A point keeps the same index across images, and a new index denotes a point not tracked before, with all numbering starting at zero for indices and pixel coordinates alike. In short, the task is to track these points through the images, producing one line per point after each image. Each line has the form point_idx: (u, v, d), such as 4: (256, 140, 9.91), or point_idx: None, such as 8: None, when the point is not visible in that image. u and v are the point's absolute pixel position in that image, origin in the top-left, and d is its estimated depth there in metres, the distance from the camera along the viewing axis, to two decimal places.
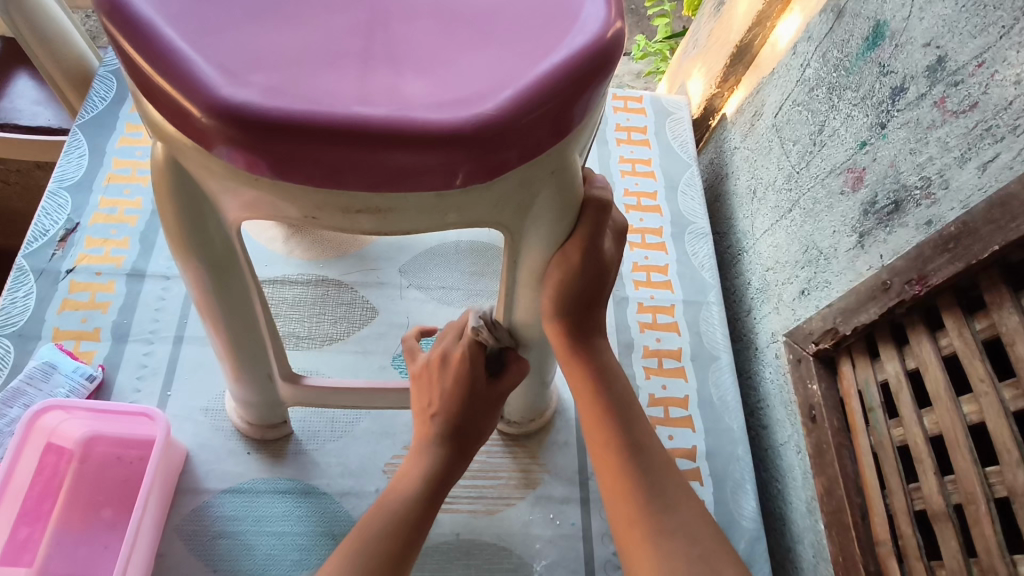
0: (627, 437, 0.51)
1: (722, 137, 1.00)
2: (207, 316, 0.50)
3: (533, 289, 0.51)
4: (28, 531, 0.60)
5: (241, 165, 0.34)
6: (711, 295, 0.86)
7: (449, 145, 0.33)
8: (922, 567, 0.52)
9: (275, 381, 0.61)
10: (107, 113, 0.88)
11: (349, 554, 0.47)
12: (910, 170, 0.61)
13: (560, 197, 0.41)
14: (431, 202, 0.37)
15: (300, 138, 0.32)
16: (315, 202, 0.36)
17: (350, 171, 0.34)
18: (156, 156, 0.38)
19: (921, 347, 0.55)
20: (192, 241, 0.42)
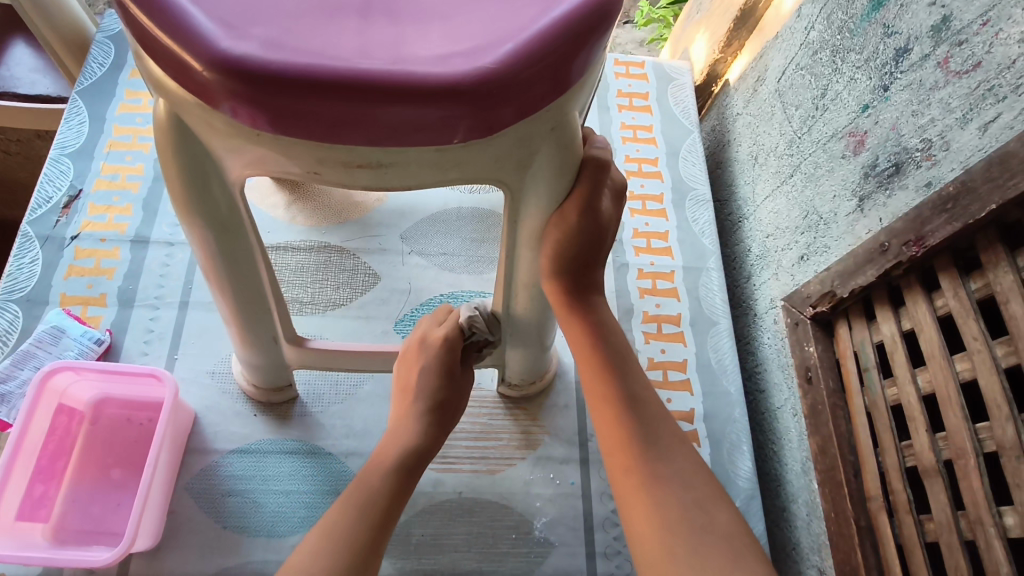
0: (624, 391, 0.53)
1: (724, 103, 0.99)
2: (211, 279, 0.51)
3: (533, 250, 0.51)
4: (43, 488, 0.62)
5: (244, 121, 0.34)
6: (711, 262, 0.86)
7: (448, 99, 0.33)
8: (911, 520, 0.54)
9: (281, 344, 0.62)
10: (105, 79, 0.87)
11: (347, 514, 0.49)
12: (911, 132, 0.61)
13: (560, 156, 0.42)
14: (432, 157, 0.37)
15: (300, 92, 0.32)
16: (317, 156, 0.37)
17: (350, 126, 0.34)
18: (159, 114, 0.38)
19: (917, 307, 0.55)
20: (195, 201, 0.42)
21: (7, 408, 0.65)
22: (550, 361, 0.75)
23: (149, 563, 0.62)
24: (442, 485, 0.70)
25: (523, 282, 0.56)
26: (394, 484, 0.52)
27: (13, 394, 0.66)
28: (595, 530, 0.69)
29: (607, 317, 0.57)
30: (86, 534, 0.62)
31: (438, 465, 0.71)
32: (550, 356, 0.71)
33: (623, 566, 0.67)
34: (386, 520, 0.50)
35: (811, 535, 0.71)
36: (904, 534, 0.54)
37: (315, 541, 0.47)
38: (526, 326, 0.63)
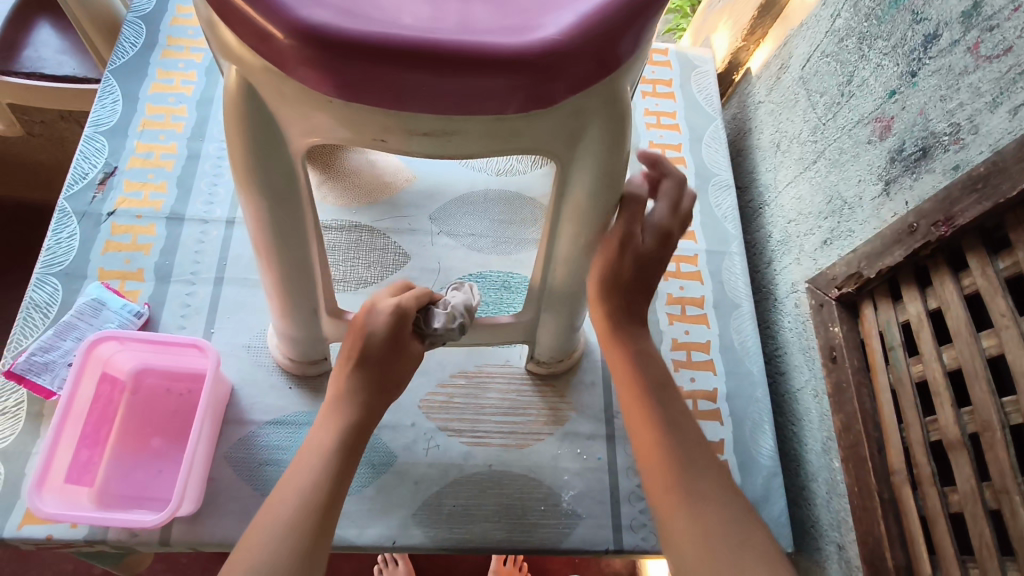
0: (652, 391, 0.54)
1: (746, 91, 1.01)
2: (262, 250, 0.52)
3: (576, 225, 0.52)
4: (88, 454, 0.64)
5: (317, 88, 0.36)
6: (734, 246, 0.88)
7: (510, 69, 0.35)
8: (934, 492, 0.56)
9: (320, 316, 0.63)
10: (138, 58, 0.89)
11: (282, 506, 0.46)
12: (939, 117, 0.62)
13: (613, 132, 0.42)
14: (494, 125, 0.39)
15: (373, 60, 0.34)
16: (383, 125, 0.38)
17: (419, 95, 0.35)
18: (229, 82, 0.39)
19: (944, 287, 0.57)
20: (257, 170, 0.44)
21: (51, 377, 0.66)
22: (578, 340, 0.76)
23: (191, 528, 0.64)
24: (473, 459, 0.71)
25: (563, 258, 0.56)
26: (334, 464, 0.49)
27: (56, 363, 0.67)
28: (621, 503, 0.71)
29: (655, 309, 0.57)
30: (130, 499, 0.64)
31: (469, 439, 0.72)
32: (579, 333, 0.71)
33: (649, 539, 0.70)
34: (330, 501, 0.47)
35: (831, 512, 0.73)
36: (927, 505, 0.56)
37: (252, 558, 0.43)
38: (560, 303, 0.63)
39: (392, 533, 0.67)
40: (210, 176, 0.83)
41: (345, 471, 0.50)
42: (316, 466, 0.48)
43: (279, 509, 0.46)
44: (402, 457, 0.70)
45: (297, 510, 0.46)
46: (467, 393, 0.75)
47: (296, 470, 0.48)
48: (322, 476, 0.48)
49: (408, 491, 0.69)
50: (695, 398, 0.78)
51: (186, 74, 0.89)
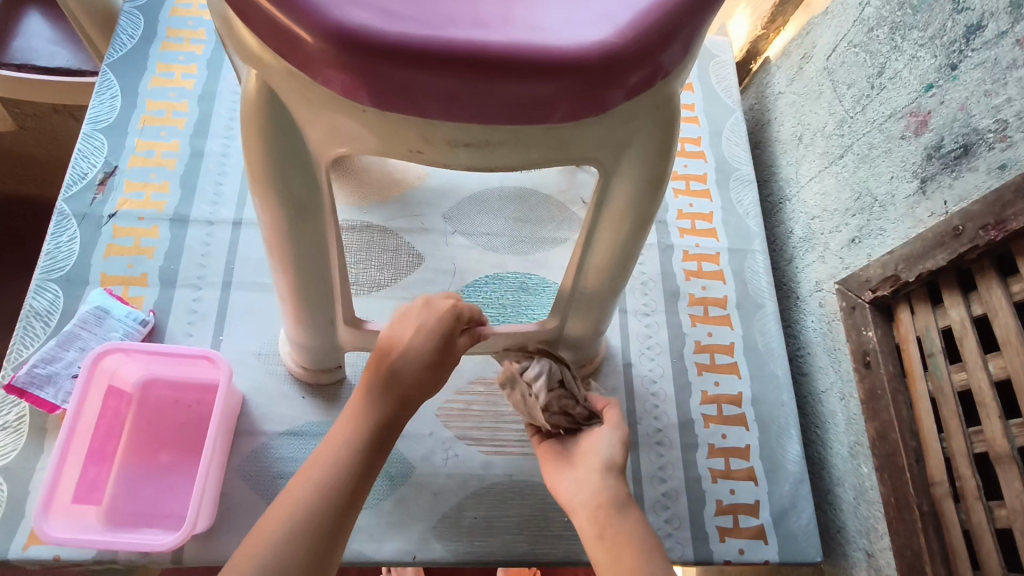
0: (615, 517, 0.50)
1: (764, 81, 0.97)
2: (280, 261, 0.50)
3: (617, 230, 0.48)
4: (95, 471, 0.61)
5: (353, 97, 0.33)
6: (756, 244, 0.85)
7: (562, 76, 0.32)
8: (980, 507, 0.54)
9: (337, 326, 0.60)
10: (136, 51, 0.85)
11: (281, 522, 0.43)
12: (983, 113, 0.59)
13: (662, 136, 0.40)
14: (541, 134, 0.36)
15: (417, 67, 0.31)
16: (423, 134, 0.36)
17: (466, 104, 0.33)
18: (248, 87, 0.36)
19: (991, 292, 0.54)
20: (279, 180, 0.41)
21: (55, 390, 0.64)
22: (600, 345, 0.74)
23: (203, 546, 0.62)
24: (493, 468, 0.69)
25: (598, 264, 0.53)
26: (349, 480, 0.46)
27: (60, 376, 0.64)
28: (646, 512, 0.70)
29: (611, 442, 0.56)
30: (139, 517, 0.61)
31: (488, 449, 0.70)
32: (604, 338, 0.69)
33: (676, 549, 0.68)
34: (336, 524, 0.45)
35: (858, 518, 0.70)
36: (972, 520, 0.54)
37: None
38: (584, 306, 0.60)
39: (412, 548, 0.65)
40: (214, 175, 0.79)
41: (350, 505, 0.46)
42: (323, 485, 0.45)
43: (269, 541, 0.43)
44: (420, 468, 0.68)
45: (286, 545, 0.43)
46: (487, 401, 0.72)
47: (292, 496, 0.45)
48: (325, 509, 0.45)
49: (427, 503, 0.67)
50: (719, 402, 0.76)
51: (187, 67, 0.85)
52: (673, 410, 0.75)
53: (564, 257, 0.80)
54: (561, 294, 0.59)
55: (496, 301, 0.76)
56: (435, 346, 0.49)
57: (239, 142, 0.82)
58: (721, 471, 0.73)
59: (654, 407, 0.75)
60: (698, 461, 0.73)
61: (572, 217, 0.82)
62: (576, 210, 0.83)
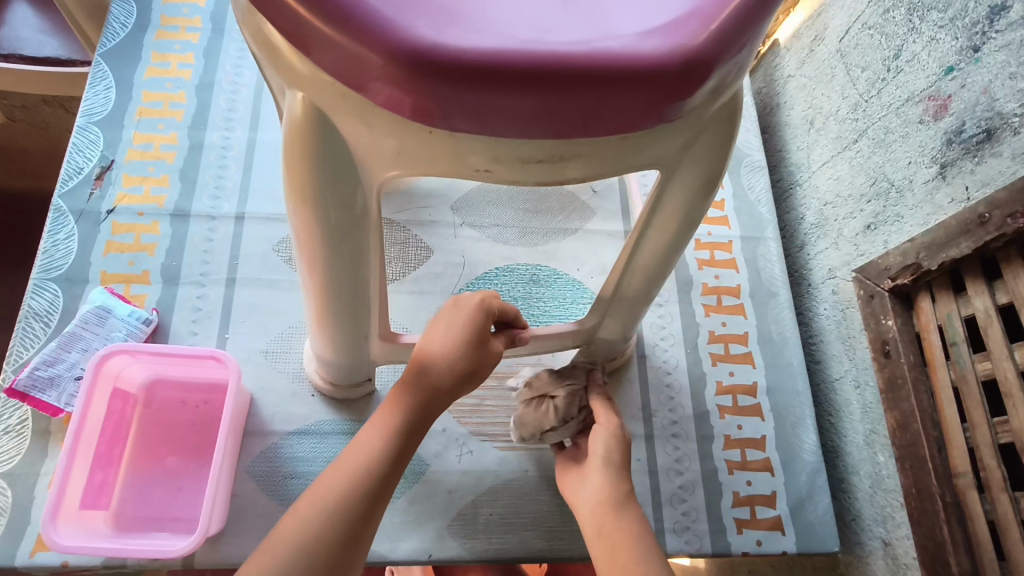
0: (616, 513, 0.53)
1: (773, 64, 0.95)
2: (317, 281, 0.48)
3: (667, 230, 0.46)
4: (103, 475, 0.60)
5: (418, 118, 0.31)
6: (768, 231, 0.84)
7: (640, 85, 0.30)
8: (1006, 498, 0.53)
9: (370, 341, 0.58)
10: (130, 40, 0.82)
11: (315, 511, 0.44)
12: (1008, 96, 0.58)
13: (724, 136, 0.38)
14: (616, 145, 0.34)
15: (489, 84, 0.29)
16: (491, 153, 0.34)
17: (528, 116, 0.31)
18: (294, 112, 0.34)
19: (1018, 281, 0.53)
20: (323, 201, 0.39)
21: (58, 393, 0.62)
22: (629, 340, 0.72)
23: (215, 549, 0.60)
24: (508, 464, 0.68)
25: (643, 266, 0.51)
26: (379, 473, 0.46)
27: (62, 378, 0.63)
28: (663, 506, 0.69)
29: (606, 443, 0.58)
30: (149, 521, 0.60)
31: (503, 444, 0.69)
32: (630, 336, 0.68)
33: (693, 542, 0.68)
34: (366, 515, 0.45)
35: (874, 506, 0.69)
36: (997, 511, 0.54)
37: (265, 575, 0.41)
38: (620, 308, 0.59)
39: (428, 546, 0.64)
40: (215, 168, 0.77)
41: (384, 491, 0.47)
42: (354, 479, 0.46)
43: (303, 521, 0.43)
44: (434, 465, 0.67)
45: (320, 525, 0.43)
46: (499, 395, 0.71)
47: (328, 480, 0.46)
48: (358, 492, 0.45)
49: (442, 501, 0.66)
50: (734, 393, 0.75)
51: (183, 56, 0.83)
52: (689, 402, 0.74)
53: (575, 248, 0.78)
54: (600, 298, 0.57)
55: (507, 294, 0.75)
56: (468, 341, 0.51)
57: (238, 134, 0.79)
58: (737, 463, 0.72)
59: (669, 399, 0.74)
60: (715, 453, 0.72)
61: (582, 207, 0.81)
62: (586, 199, 0.81)
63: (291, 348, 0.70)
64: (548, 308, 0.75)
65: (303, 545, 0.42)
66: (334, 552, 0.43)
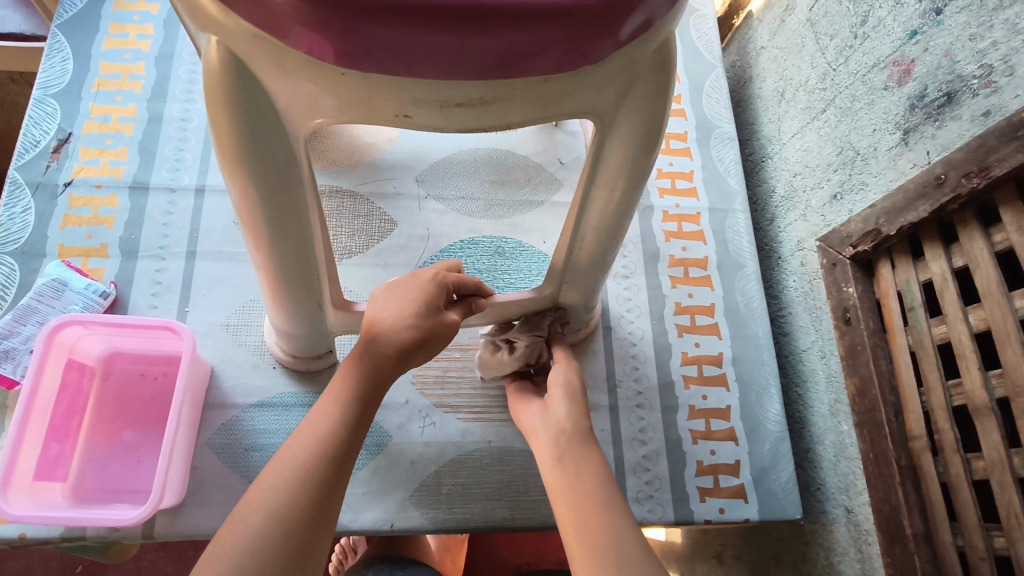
0: (576, 444, 0.52)
1: (747, 36, 0.94)
2: (259, 247, 0.47)
3: (611, 184, 0.46)
4: (59, 447, 0.59)
5: (343, 63, 0.31)
6: (737, 203, 0.84)
7: (555, 20, 0.30)
8: (958, 459, 0.53)
9: (325, 310, 0.58)
10: (88, 11, 0.81)
11: (279, 479, 0.42)
12: (968, 58, 0.56)
13: (662, 81, 0.37)
14: (540, 88, 0.34)
15: (402, 22, 0.29)
16: (412, 97, 0.33)
17: (445, 57, 0.31)
18: (210, 57, 0.33)
19: (972, 243, 0.53)
20: (251, 155, 0.38)
21: (13, 366, 0.61)
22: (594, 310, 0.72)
23: (173, 521, 0.60)
24: (471, 435, 0.68)
25: (594, 228, 0.51)
26: (342, 438, 0.45)
27: (18, 351, 0.62)
28: (627, 475, 0.69)
29: (567, 377, 0.58)
30: (107, 492, 0.60)
31: (466, 415, 0.69)
32: (594, 305, 0.67)
33: (655, 510, 0.68)
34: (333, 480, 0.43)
35: (838, 474, 0.69)
36: (950, 473, 0.54)
37: (237, 545, 0.39)
38: (576, 275, 0.59)
39: (390, 516, 0.64)
40: (174, 140, 0.76)
41: (348, 457, 0.45)
42: (319, 446, 0.44)
43: (271, 488, 0.41)
44: (396, 437, 0.67)
45: (290, 491, 0.41)
46: (463, 367, 0.71)
47: (290, 450, 0.44)
48: (323, 457, 0.44)
49: (404, 472, 0.66)
50: (699, 363, 0.75)
51: (142, 27, 0.81)
52: (653, 372, 0.74)
53: (541, 219, 0.78)
54: (554, 266, 0.57)
55: (472, 266, 0.74)
56: (418, 308, 0.50)
57: (199, 106, 0.78)
58: (701, 432, 0.72)
59: (634, 370, 0.74)
60: (679, 424, 0.72)
61: (548, 179, 0.80)
62: (553, 171, 0.80)
63: (252, 321, 0.69)
64: (513, 279, 0.74)
65: (275, 513, 0.40)
66: (308, 517, 0.41)
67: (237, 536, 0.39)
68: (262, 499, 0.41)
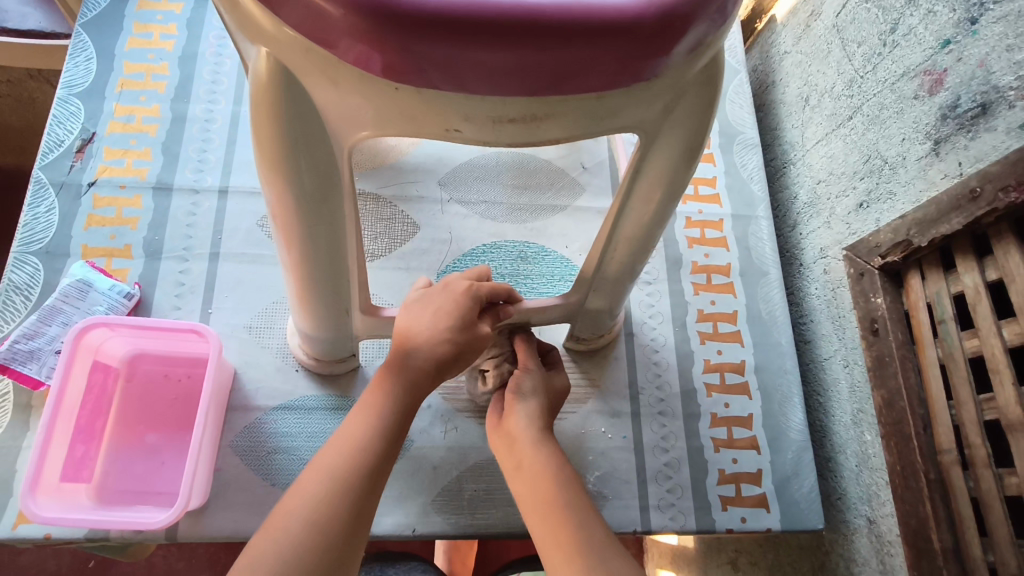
0: (533, 448, 0.52)
1: (770, 40, 0.93)
2: (292, 254, 0.47)
3: (648, 195, 0.45)
4: (84, 449, 0.59)
5: (392, 77, 0.31)
6: (760, 209, 0.83)
7: (611, 38, 0.30)
8: (989, 475, 0.53)
9: (352, 315, 0.58)
10: (111, 10, 0.81)
11: (314, 489, 0.42)
12: (1005, 69, 0.56)
13: (709, 96, 0.37)
14: (590, 105, 0.34)
15: (459, 38, 0.29)
16: (463, 112, 0.33)
17: (498, 73, 0.31)
18: (259, 68, 0.33)
19: (1007, 257, 0.53)
20: (294, 166, 0.38)
21: (38, 366, 0.61)
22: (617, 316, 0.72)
23: (196, 523, 0.60)
24: None
25: (628, 237, 0.50)
26: (377, 448, 0.45)
27: (43, 351, 0.62)
28: (648, 483, 0.69)
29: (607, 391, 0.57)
30: (132, 494, 0.60)
31: None
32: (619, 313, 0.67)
33: (677, 519, 0.68)
34: (370, 491, 0.43)
35: (860, 485, 0.69)
36: (981, 488, 0.53)
37: (272, 553, 0.39)
38: (603, 283, 0.59)
39: (411, 522, 0.64)
40: (198, 141, 0.76)
41: (383, 468, 0.45)
42: (353, 456, 0.44)
43: (309, 497, 0.41)
44: (418, 442, 0.67)
45: (327, 500, 0.41)
46: None
47: (326, 458, 0.44)
48: (359, 467, 0.43)
49: (426, 476, 0.66)
50: (722, 371, 0.75)
51: (166, 27, 0.81)
52: (676, 380, 0.74)
53: (564, 224, 0.77)
54: (583, 276, 0.57)
55: (495, 270, 0.74)
56: (456, 321, 0.50)
57: (222, 106, 0.78)
58: (724, 441, 0.72)
59: (656, 376, 0.74)
60: (701, 431, 0.72)
61: (571, 184, 0.80)
62: (576, 176, 0.80)
63: (274, 324, 0.69)
64: (535, 284, 0.74)
65: (313, 523, 0.40)
66: (343, 528, 0.41)
67: (274, 545, 0.39)
68: (297, 508, 0.41)
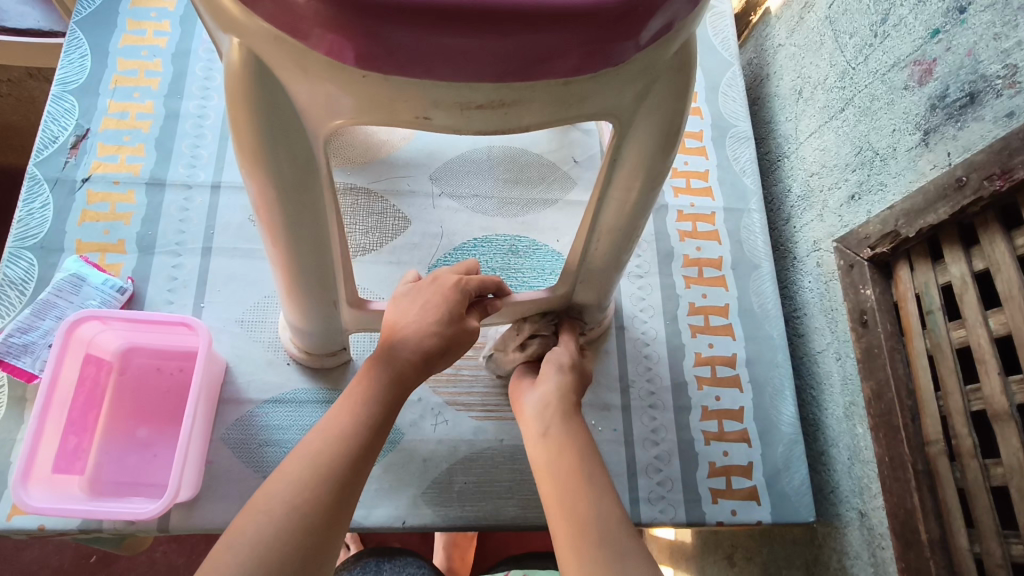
0: (559, 420, 0.51)
1: (765, 32, 0.93)
2: (276, 248, 0.47)
3: (629, 184, 0.45)
4: (77, 440, 0.60)
5: (363, 65, 0.32)
6: (752, 203, 0.83)
7: (575, 23, 0.30)
8: (975, 465, 0.53)
9: (339, 308, 0.58)
10: (105, 8, 0.81)
11: (297, 474, 0.42)
12: (993, 58, 0.55)
13: (681, 83, 0.37)
14: (559, 91, 0.34)
15: (424, 26, 0.29)
16: (433, 99, 0.34)
17: (465, 61, 0.31)
18: (232, 58, 0.33)
19: (993, 246, 0.52)
20: (272, 156, 0.38)
21: (32, 359, 0.62)
22: (608, 309, 0.72)
23: (187, 515, 0.61)
24: (483, 433, 0.68)
25: (610, 226, 0.51)
26: (362, 437, 0.45)
27: (37, 345, 0.63)
28: (639, 476, 0.69)
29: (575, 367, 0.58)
30: (125, 486, 0.60)
31: (479, 413, 0.69)
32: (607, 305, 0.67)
33: (666, 511, 0.68)
34: (354, 479, 0.43)
35: (852, 478, 0.69)
36: (967, 478, 0.53)
37: (253, 533, 0.39)
38: (590, 275, 0.59)
39: (402, 513, 0.64)
40: (190, 137, 0.76)
41: (367, 457, 0.45)
42: (338, 444, 0.44)
43: (291, 482, 0.41)
44: (409, 434, 0.67)
45: (308, 486, 0.41)
46: (476, 366, 0.71)
47: (313, 443, 0.44)
48: (345, 455, 0.43)
49: (417, 469, 0.66)
50: (713, 364, 0.75)
51: (159, 24, 0.82)
52: (667, 372, 0.74)
53: (555, 218, 0.77)
54: (569, 267, 0.57)
55: (485, 264, 0.74)
56: (443, 315, 0.51)
57: (216, 103, 0.79)
58: (714, 433, 0.72)
59: (647, 369, 0.74)
60: (692, 424, 0.72)
61: (562, 177, 0.80)
62: (567, 170, 0.80)
63: (266, 318, 0.70)
64: (526, 278, 0.74)
65: (295, 507, 0.40)
66: (325, 513, 0.41)
67: (254, 526, 0.39)
68: (280, 491, 0.41)
